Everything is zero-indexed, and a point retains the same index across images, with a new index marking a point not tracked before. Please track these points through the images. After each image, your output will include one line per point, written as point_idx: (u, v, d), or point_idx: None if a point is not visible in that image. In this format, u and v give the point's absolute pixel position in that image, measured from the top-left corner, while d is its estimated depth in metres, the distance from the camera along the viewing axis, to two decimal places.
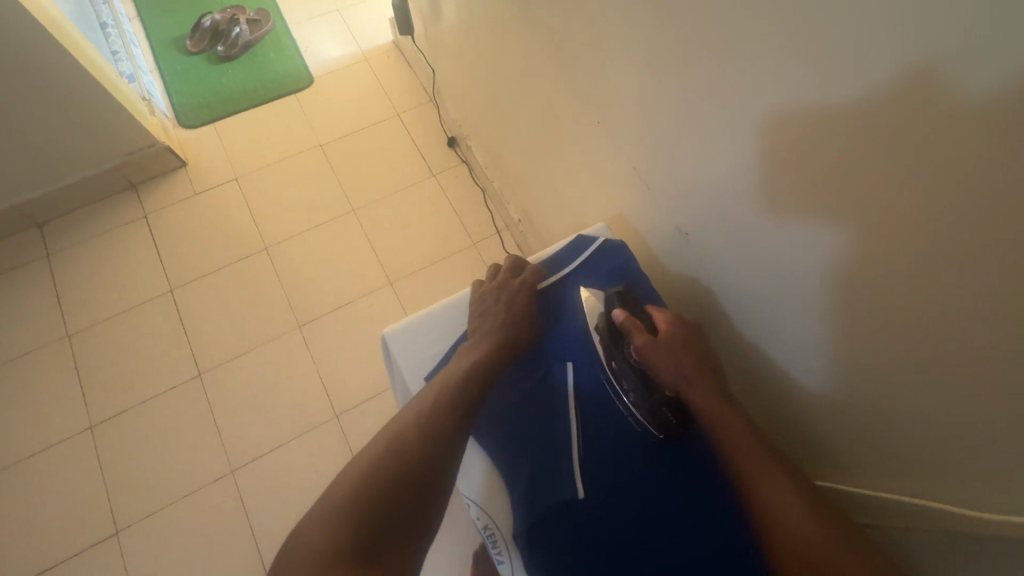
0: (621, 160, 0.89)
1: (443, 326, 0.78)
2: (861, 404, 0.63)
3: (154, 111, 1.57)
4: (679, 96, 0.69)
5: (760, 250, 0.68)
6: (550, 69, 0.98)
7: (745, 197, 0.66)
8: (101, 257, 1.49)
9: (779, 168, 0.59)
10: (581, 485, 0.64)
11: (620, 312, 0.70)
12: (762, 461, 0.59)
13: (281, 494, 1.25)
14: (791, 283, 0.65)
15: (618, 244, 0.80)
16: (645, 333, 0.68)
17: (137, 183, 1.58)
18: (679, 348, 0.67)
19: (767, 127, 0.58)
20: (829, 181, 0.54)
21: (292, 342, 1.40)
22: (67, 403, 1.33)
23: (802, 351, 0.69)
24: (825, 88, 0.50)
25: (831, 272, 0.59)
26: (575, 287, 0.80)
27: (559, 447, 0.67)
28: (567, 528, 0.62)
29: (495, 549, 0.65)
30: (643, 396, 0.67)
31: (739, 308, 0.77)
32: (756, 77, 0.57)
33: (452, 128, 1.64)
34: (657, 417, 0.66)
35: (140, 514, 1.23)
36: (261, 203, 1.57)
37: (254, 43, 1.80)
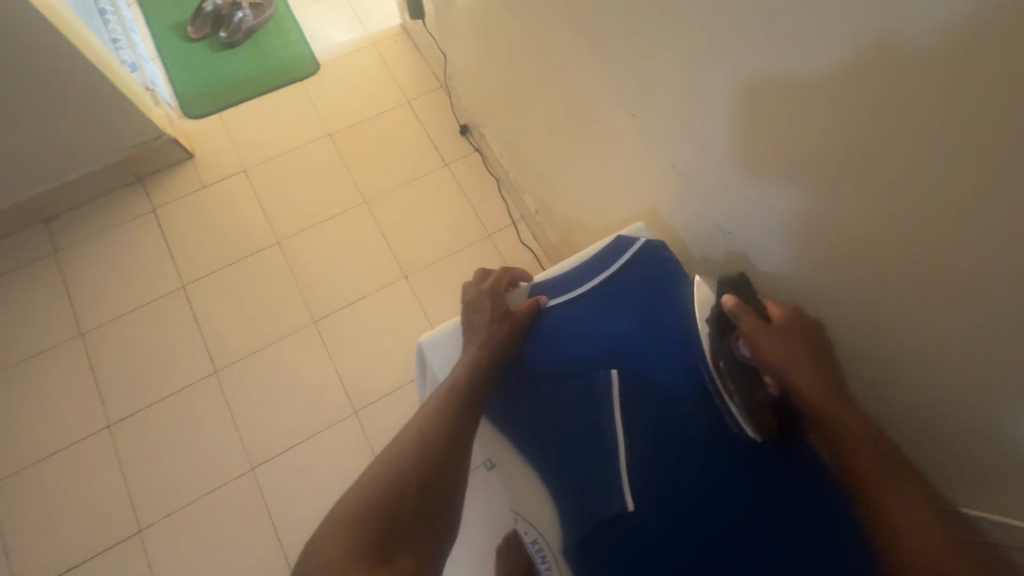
0: (655, 155, 0.86)
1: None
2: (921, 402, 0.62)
3: (158, 102, 1.52)
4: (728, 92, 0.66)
5: (818, 251, 0.65)
6: (576, 58, 0.94)
7: (802, 199, 0.63)
8: (111, 253, 1.46)
9: (842, 168, 0.57)
10: (630, 499, 0.62)
11: (730, 298, 0.67)
12: (883, 463, 0.53)
13: (303, 490, 1.24)
14: (856, 287, 0.63)
15: (660, 245, 0.79)
16: (755, 316, 0.65)
17: (143, 177, 1.54)
18: (789, 337, 0.63)
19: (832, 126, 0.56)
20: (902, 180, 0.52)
21: (308, 338, 1.38)
22: (83, 402, 1.32)
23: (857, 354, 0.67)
24: (905, 85, 0.48)
25: (901, 276, 0.57)
26: (617, 291, 0.78)
27: (605, 458, 0.65)
28: (620, 544, 0.60)
29: (545, 565, 0.67)
30: (742, 395, 0.64)
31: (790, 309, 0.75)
32: (822, 74, 0.54)
33: (464, 115, 1.59)
34: (760, 422, 0.63)
35: (162, 512, 1.22)
36: (271, 195, 1.53)
37: (257, 29, 1.74)
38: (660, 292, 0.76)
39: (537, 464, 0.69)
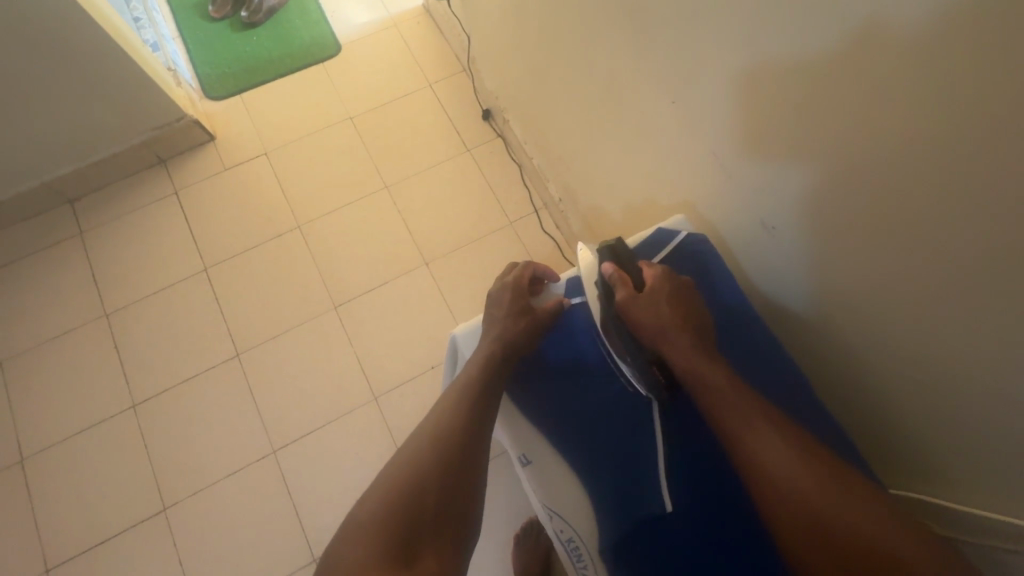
0: (693, 144, 0.83)
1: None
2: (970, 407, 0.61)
3: (180, 83, 1.51)
4: (782, 79, 0.64)
5: (872, 248, 0.63)
6: (610, 42, 0.91)
7: (860, 195, 0.61)
8: (134, 235, 1.46)
9: (903, 164, 0.55)
10: (668, 499, 0.66)
11: (609, 267, 0.73)
12: (745, 410, 0.62)
13: (323, 475, 1.25)
14: (916, 287, 0.60)
15: (702, 240, 0.82)
16: (629, 288, 0.70)
17: (165, 158, 1.54)
18: (658, 299, 0.69)
19: (899, 117, 0.53)
20: (969, 178, 0.50)
21: (329, 324, 1.38)
22: (109, 382, 1.33)
23: (906, 354, 0.66)
24: (988, 74, 0.45)
25: (968, 277, 0.54)
26: None
27: (642, 457, 0.69)
28: (657, 540, 0.65)
29: (580, 564, 0.67)
30: (634, 358, 0.69)
31: (835, 306, 0.73)
32: (892, 61, 0.51)
33: (487, 99, 1.56)
34: (649, 378, 0.69)
35: (186, 492, 1.24)
36: (291, 179, 1.52)
37: (278, 8, 1.72)
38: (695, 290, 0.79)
39: (572, 461, 0.70)
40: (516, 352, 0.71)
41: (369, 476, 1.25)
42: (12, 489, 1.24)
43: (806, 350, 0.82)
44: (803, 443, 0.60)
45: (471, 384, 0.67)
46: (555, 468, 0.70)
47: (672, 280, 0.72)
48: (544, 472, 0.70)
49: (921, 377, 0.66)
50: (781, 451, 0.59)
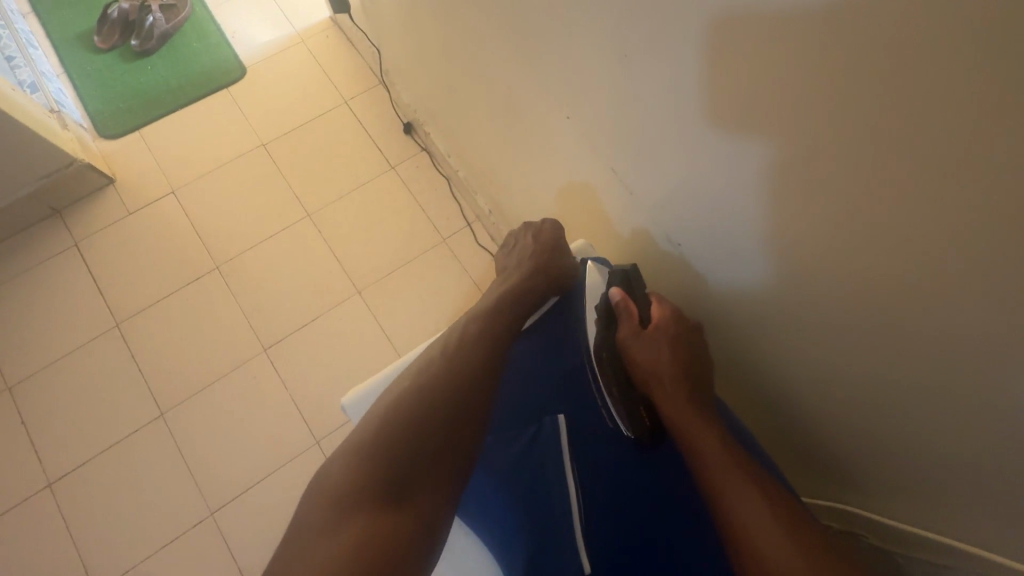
0: (602, 156, 0.79)
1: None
2: (882, 410, 0.60)
3: (67, 125, 1.39)
4: (669, 93, 0.60)
5: (775, 260, 0.60)
6: (510, 53, 0.86)
7: (756, 212, 0.59)
8: (33, 295, 1.34)
9: (785, 183, 0.53)
10: (585, 558, 0.60)
11: (617, 292, 0.70)
12: (731, 468, 0.57)
13: (270, 532, 1.18)
14: (819, 304, 0.58)
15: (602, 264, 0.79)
16: (634, 322, 0.69)
17: (61, 208, 1.41)
18: (660, 339, 0.67)
19: (781, 133, 0.50)
20: (842, 197, 0.48)
21: (259, 368, 1.30)
22: (19, 461, 1.22)
23: (814, 367, 0.65)
24: (858, 90, 0.42)
25: (868, 294, 0.52)
26: (559, 326, 0.76)
27: (559, 518, 0.63)
28: None
29: None
30: (622, 389, 0.67)
31: (750, 323, 0.70)
32: (762, 77, 0.48)
33: (406, 113, 1.49)
34: (633, 417, 0.66)
35: (117, 571, 1.15)
36: (204, 216, 1.42)
37: (172, 33, 1.60)
38: None
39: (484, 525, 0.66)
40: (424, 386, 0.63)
41: None
42: None
43: (730, 363, 0.80)
44: (781, 506, 0.55)
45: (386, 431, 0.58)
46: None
47: (680, 324, 0.68)
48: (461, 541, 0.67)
49: (837, 386, 0.64)
50: (758, 512, 0.54)
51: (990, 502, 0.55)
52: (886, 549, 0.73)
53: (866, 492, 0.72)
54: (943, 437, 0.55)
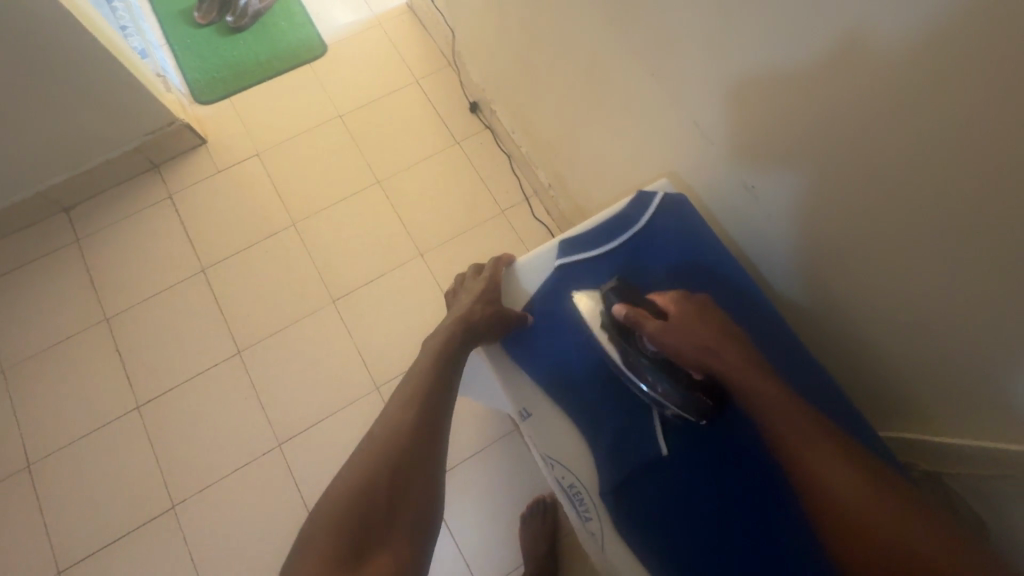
0: (679, 115, 0.87)
1: (518, 292, 0.82)
2: (935, 338, 0.67)
3: (169, 88, 1.53)
4: (762, 44, 0.67)
5: (846, 196, 0.67)
6: (591, 25, 0.95)
7: (830, 148, 0.66)
8: (131, 240, 1.48)
9: (860, 118, 0.61)
10: (664, 444, 0.71)
11: (620, 307, 0.73)
12: (810, 430, 0.61)
13: (331, 466, 1.27)
14: (886, 233, 0.65)
15: (680, 198, 0.80)
16: (654, 319, 0.71)
17: (158, 163, 1.55)
18: (693, 323, 0.69)
19: (874, 68, 0.57)
20: (913, 128, 0.56)
21: (328, 317, 1.40)
22: (112, 385, 1.34)
23: (876, 300, 0.72)
24: (931, 26, 0.50)
25: (943, 217, 0.58)
26: (641, 250, 0.81)
27: (641, 410, 0.73)
28: (656, 481, 0.70)
29: (583, 508, 0.71)
30: (670, 385, 0.69)
31: (823, 262, 0.77)
32: (845, 23, 0.57)
33: (474, 92, 1.59)
34: (695, 404, 0.69)
35: (194, 488, 1.26)
36: (283, 178, 1.54)
37: (263, 12, 1.74)
38: (687, 243, 0.80)
39: (570, 413, 0.74)
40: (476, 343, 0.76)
41: None
42: (22, 496, 1.25)
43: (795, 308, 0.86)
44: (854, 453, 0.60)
45: (397, 430, 0.67)
46: (555, 415, 0.74)
47: (692, 302, 0.71)
48: (543, 424, 0.74)
49: (896, 318, 0.70)
50: (839, 470, 0.59)
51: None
52: (933, 471, 0.76)
53: (915, 429, 0.78)
54: (996, 357, 0.61)
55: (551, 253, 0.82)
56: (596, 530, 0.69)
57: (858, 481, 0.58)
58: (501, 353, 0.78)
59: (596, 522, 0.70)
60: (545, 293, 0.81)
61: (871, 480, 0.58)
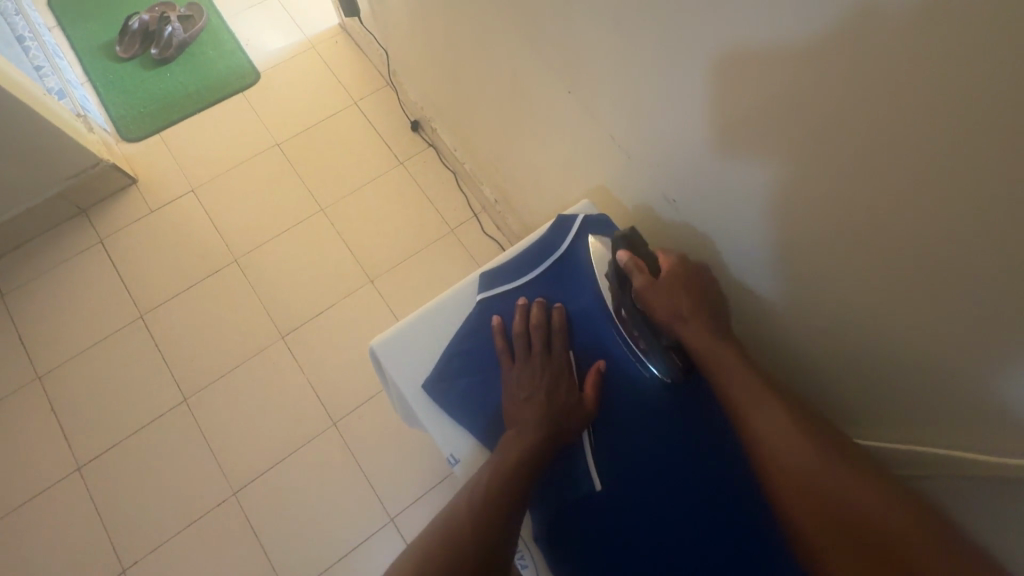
0: (603, 128, 0.85)
1: (441, 324, 0.76)
2: (859, 341, 0.67)
3: (92, 128, 1.46)
4: (671, 57, 0.66)
5: (766, 206, 0.67)
6: (514, 41, 0.93)
7: (744, 158, 0.66)
8: (62, 291, 1.40)
9: (768, 127, 0.60)
10: (597, 478, 0.66)
11: (622, 253, 0.72)
12: (762, 393, 0.61)
13: (291, 512, 1.22)
14: (807, 242, 0.65)
15: (602, 219, 0.79)
16: (646, 274, 0.70)
17: (86, 207, 1.48)
18: (678, 288, 0.70)
19: (781, 77, 0.56)
20: (818, 136, 0.56)
21: (277, 355, 1.35)
22: (49, 447, 1.27)
23: (802, 306, 0.72)
24: (823, 36, 0.50)
25: (856, 224, 0.58)
26: (565, 275, 0.78)
27: (572, 445, 0.68)
28: (591, 521, 0.64)
29: (517, 554, 0.69)
30: (645, 341, 0.71)
31: (751, 272, 0.76)
32: (744, 34, 0.56)
33: (414, 111, 1.56)
34: (665, 363, 0.70)
35: (145, 549, 1.19)
36: (221, 213, 1.48)
37: (190, 42, 1.68)
38: None
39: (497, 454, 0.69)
40: (549, 416, 0.66)
41: (337, 504, 1.23)
42: None
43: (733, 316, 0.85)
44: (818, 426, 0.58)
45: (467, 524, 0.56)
46: (482, 457, 0.69)
47: (688, 270, 0.71)
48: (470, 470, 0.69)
49: (823, 324, 0.70)
50: (792, 435, 0.57)
51: (961, 423, 0.60)
52: None
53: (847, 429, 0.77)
54: (917, 358, 0.60)
55: (473, 286, 0.79)
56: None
57: (812, 448, 0.56)
58: (422, 394, 0.71)
59: (528, 569, 0.68)
60: (466, 327, 0.75)
61: (834, 446, 0.56)
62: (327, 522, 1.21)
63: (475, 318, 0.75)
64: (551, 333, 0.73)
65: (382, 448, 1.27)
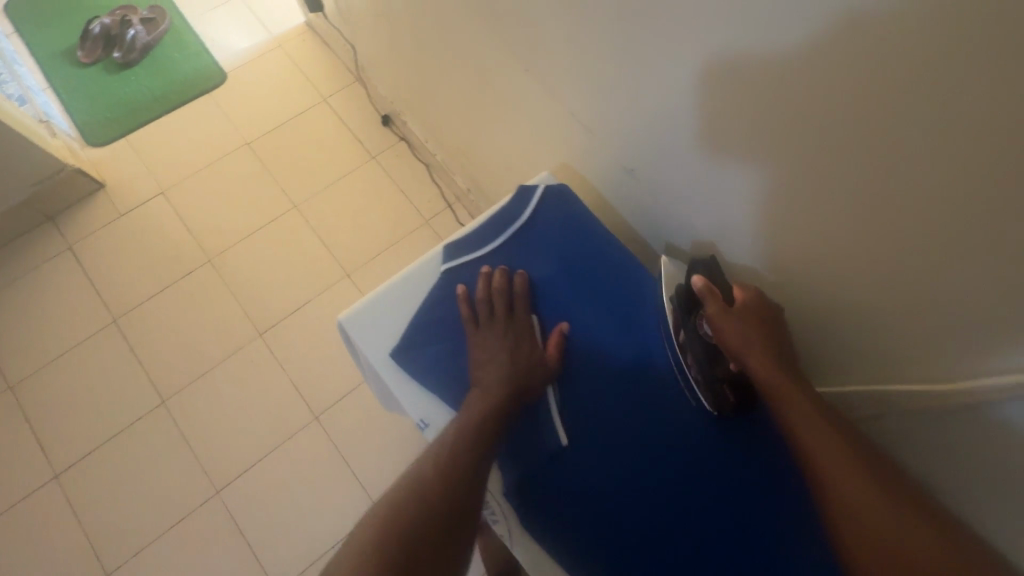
0: (562, 104, 0.87)
1: (405, 300, 0.77)
2: (812, 295, 0.69)
3: (56, 133, 1.44)
4: (621, 24, 0.68)
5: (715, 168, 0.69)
6: (473, 25, 0.95)
7: (692, 120, 0.67)
8: (31, 299, 1.38)
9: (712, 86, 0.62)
10: (563, 434, 0.68)
11: (698, 278, 0.67)
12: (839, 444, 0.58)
13: (276, 508, 1.22)
14: (754, 199, 0.67)
15: (562, 188, 0.81)
16: (719, 301, 0.66)
17: (53, 214, 1.46)
18: (755, 320, 0.65)
19: (718, 37, 0.57)
20: (759, 90, 0.57)
21: (256, 353, 1.35)
22: (24, 457, 1.24)
23: (757, 264, 0.73)
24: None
25: (800, 176, 0.59)
26: (528, 244, 0.80)
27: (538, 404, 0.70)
28: (557, 473, 0.67)
29: (490, 511, 0.70)
30: (703, 368, 0.67)
31: (708, 236, 0.78)
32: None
33: (384, 105, 1.57)
34: (717, 394, 0.67)
35: (128, 553, 1.18)
36: (193, 214, 1.47)
37: (154, 45, 1.67)
38: (572, 231, 0.79)
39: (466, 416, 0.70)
40: (513, 374, 0.68)
41: (323, 497, 1.23)
42: None
43: None
44: (888, 484, 0.55)
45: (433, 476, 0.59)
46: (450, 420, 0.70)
47: (762, 301, 0.67)
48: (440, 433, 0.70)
49: (777, 282, 0.72)
50: (867, 490, 0.55)
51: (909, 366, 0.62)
52: None
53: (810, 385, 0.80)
54: (866, 305, 0.62)
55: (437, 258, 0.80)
56: (504, 532, 0.69)
57: (888, 504, 0.54)
58: (390, 364, 0.73)
59: (502, 524, 0.69)
60: (431, 298, 0.76)
61: (909, 509, 0.53)
62: (313, 515, 1.21)
63: (439, 288, 0.77)
64: (516, 296, 0.75)
65: (366, 440, 1.28)
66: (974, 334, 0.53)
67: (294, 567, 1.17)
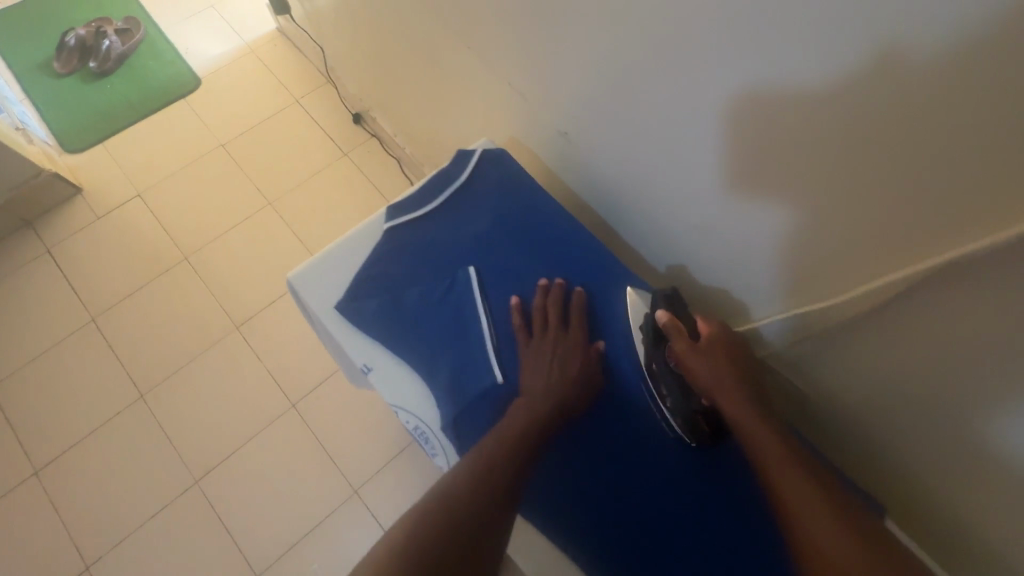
0: (501, 79, 0.90)
1: (349, 257, 0.81)
2: (728, 241, 0.72)
3: (33, 140, 1.47)
4: None
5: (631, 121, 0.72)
6: (419, 11, 0.99)
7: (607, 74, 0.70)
8: (10, 302, 1.40)
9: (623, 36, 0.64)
10: (497, 371, 0.75)
11: (663, 312, 0.72)
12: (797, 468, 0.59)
13: (255, 494, 1.24)
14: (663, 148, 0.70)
15: (498, 152, 0.87)
16: (684, 336, 0.71)
17: (31, 220, 1.49)
18: (718, 354, 0.70)
19: None
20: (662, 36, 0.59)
21: (232, 345, 1.37)
22: (4, 455, 1.26)
23: (674, 214, 0.77)
24: None
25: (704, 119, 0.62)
26: (467, 203, 0.85)
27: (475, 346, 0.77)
28: (491, 406, 0.74)
29: (429, 445, 0.76)
30: (676, 400, 0.71)
31: (635, 192, 0.81)
32: None
33: (354, 104, 1.62)
34: (689, 424, 0.70)
35: (109, 544, 1.19)
36: (170, 215, 1.51)
37: (129, 55, 1.71)
38: (508, 190, 0.85)
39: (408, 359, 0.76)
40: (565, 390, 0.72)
41: (301, 481, 1.25)
42: None
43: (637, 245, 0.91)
44: (850, 507, 0.56)
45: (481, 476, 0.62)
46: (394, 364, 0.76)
47: (731, 337, 0.72)
48: (384, 375, 0.76)
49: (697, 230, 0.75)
50: (821, 510, 0.55)
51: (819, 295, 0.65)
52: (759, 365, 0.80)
53: None
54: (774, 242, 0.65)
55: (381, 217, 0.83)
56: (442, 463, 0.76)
57: (840, 523, 0.54)
58: (336, 315, 0.77)
59: (441, 456, 0.76)
60: (375, 254, 0.80)
61: (865, 531, 0.53)
62: (292, 499, 1.24)
63: (383, 245, 0.81)
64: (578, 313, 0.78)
65: (342, 425, 1.30)
66: (861, 255, 0.57)
67: (273, 550, 1.19)
